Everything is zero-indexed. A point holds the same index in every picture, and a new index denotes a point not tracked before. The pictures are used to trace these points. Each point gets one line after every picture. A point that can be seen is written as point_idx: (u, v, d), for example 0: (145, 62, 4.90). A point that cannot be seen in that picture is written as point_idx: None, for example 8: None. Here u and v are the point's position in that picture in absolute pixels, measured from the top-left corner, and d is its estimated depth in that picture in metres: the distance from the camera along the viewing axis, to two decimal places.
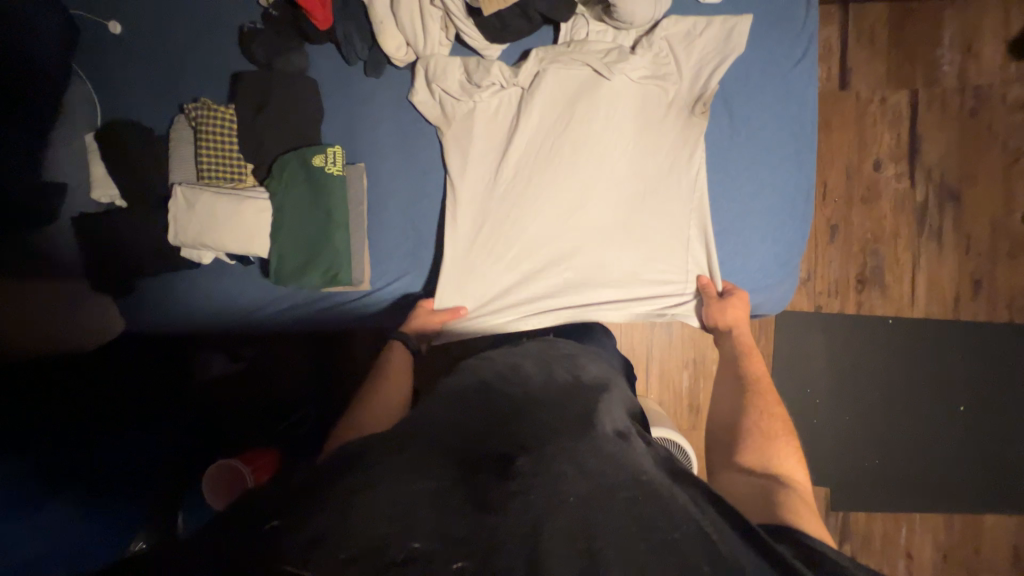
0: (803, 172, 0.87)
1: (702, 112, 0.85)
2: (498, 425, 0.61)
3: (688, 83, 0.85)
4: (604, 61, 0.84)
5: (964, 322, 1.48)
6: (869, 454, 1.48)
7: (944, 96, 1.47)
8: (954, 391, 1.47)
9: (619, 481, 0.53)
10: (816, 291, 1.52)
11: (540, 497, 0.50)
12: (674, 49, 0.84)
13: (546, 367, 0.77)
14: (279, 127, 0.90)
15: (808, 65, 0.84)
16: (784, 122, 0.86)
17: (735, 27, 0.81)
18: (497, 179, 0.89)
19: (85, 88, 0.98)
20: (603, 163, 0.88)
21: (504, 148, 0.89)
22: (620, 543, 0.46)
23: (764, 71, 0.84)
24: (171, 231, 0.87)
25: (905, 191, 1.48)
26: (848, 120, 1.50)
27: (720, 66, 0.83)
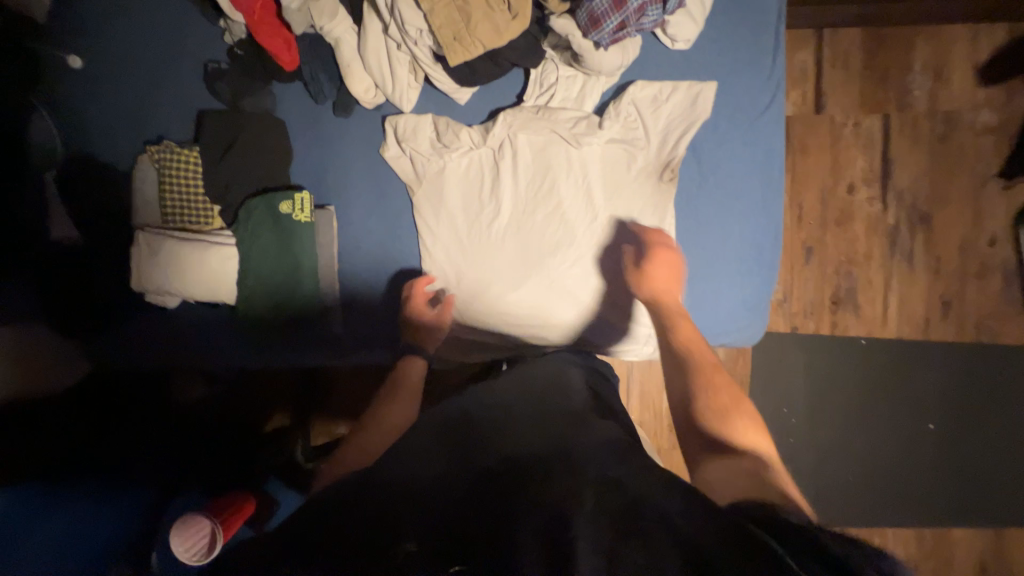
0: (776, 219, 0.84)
1: (670, 178, 0.82)
2: (480, 445, 0.60)
3: (655, 149, 0.83)
4: (572, 130, 0.83)
5: (933, 342, 1.51)
6: (843, 472, 1.52)
7: (915, 121, 1.49)
8: (924, 409, 1.51)
9: (596, 477, 0.51)
10: (792, 312, 1.55)
11: (516, 511, 0.48)
12: (642, 113, 0.82)
13: (530, 382, 0.76)
14: (249, 169, 0.90)
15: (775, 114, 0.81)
16: (759, 165, 0.82)
17: (701, 93, 0.80)
18: (470, 230, 0.88)
19: (45, 126, 0.95)
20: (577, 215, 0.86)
21: (475, 205, 0.88)
22: (596, 529, 0.44)
23: (737, 115, 0.82)
24: (133, 277, 0.86)
25: (878, 214, 1.51)
26: (823, 144, 1.52)
27: (686, 133, 0.81)
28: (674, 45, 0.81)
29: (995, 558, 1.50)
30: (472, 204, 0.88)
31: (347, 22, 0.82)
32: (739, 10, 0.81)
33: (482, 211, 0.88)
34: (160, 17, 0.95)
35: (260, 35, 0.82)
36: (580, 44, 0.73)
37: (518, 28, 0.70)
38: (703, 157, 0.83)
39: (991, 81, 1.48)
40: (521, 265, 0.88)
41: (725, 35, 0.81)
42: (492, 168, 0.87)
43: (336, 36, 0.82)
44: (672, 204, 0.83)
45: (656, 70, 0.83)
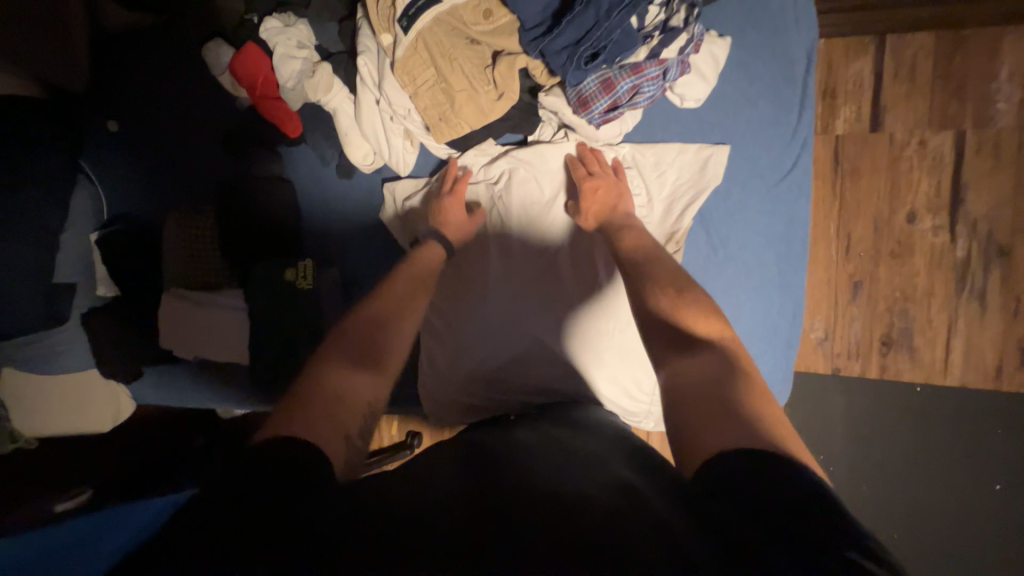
0: (795, 294, 0.76)
1: (674, 251, 0.76)
2: (496, 481, 0.54)
3: (658, 216, 0.78)
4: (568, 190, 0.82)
5: (1006, 392, 1.33)
6: (886, 527, 1.39)
7: (998, 138, 1.29)
8: (990, 468, 1.34)
9: (610, 490, 0.51)
10: (834, 352, 1.42)
11: (529, 502, 0.49)
12: (643, 177, 0.78)
13: (537, 419, 0.74)
14: (261, 233, 0.95)
15: (800, 180, 0.73)
16: (777, 235, 0.75)
17: (711, 157, 0.74)
18: (467, 283, 0.87)
19: (90, 188, 1.05)
20: (578, 262, 0.84)
21: (472, 260, 0.87)
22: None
23: (754, 180, 0.75)
24: (162, 333, 0.97)
25: (943, 245, 1.33)
26: (879, 165, 1.35)
27: (694, 201, 0.75)
28: (682, 104, 0.74)
29: None
30: (466, 268, 0.87)
31: (343, 92, 0.81)
32: (757, 66, 0.73)
33: (479, 262, 0.86)
34: (183, 85, 1.00)
35: (264, 110, 0.85)
36: (570, 119, 0.74)
37: (504, 107, 0.72)
38: (714, 226, 0.76)
39: None
40: (517, 318, 0.85)
41: (742, 93, 0.74)
42: (487, 227, 0.85)
43: (332, 107, 0.82)
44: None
45: (661, 133, 0.77)
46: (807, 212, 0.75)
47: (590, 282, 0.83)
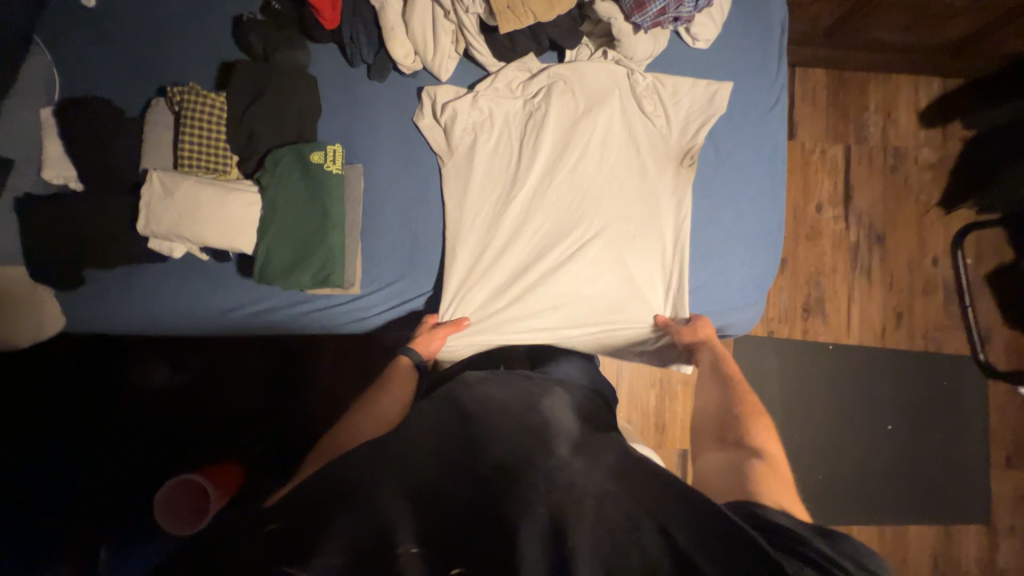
0: (779, 202, 0.94)
1: (689, 164, 0.90)
2: (472, 443, 0.63)
3: (676, 137, 0.91)
4: (599, 99, 0.90)
5: (888, 348, 1.67)
6: (814, 470, 1.61)
7: (871, 152, 1.70)
8: (883, 412, 1.65)
9: (584, 487, 0.58)
10: (768, 317, 1.66)
11: (517, 501, 0.55)
12: (663, 101, 0.90)
13: (522, 383, 0.80)
14: (278, 120, 0.87)
15: (780, 111, 0.92)
16: (766, 154, 0.93)
17: (718, 91, 0.89)
18: (498, 187, 0.92)
19: (47, 61, 0.90)
20: (599, 181, 0.91)
21: (505, 166, 0.92)
22: (591, 540, 0.52)
23: (751, 107, 0.92)
24: (141, 219, 0.80)
25: (841, 231, 1.68)
26: (795, 167, 1.68)
27: (704, 124, 0.89)
28: (694, 44, 0.91)
29: (945, 553, 1.62)
30: (499, 176, 0.92)
31: None
32: (749, 20, 0.92)
33: (513, 169, 0.92)
34: None
35: None
36: (619, 26, 0.83)
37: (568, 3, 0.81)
38: (721, 141, 0.91)
39: (930, 124, 1.71)
40: (544, 223, 0.92)
41: (738, 39, 0.92)
42: (523, 138, 0.91)
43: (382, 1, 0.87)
44: (690, 187, 0.91)
45: (678, 64, 0.92)
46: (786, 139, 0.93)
47: (607, 199, 0.92)
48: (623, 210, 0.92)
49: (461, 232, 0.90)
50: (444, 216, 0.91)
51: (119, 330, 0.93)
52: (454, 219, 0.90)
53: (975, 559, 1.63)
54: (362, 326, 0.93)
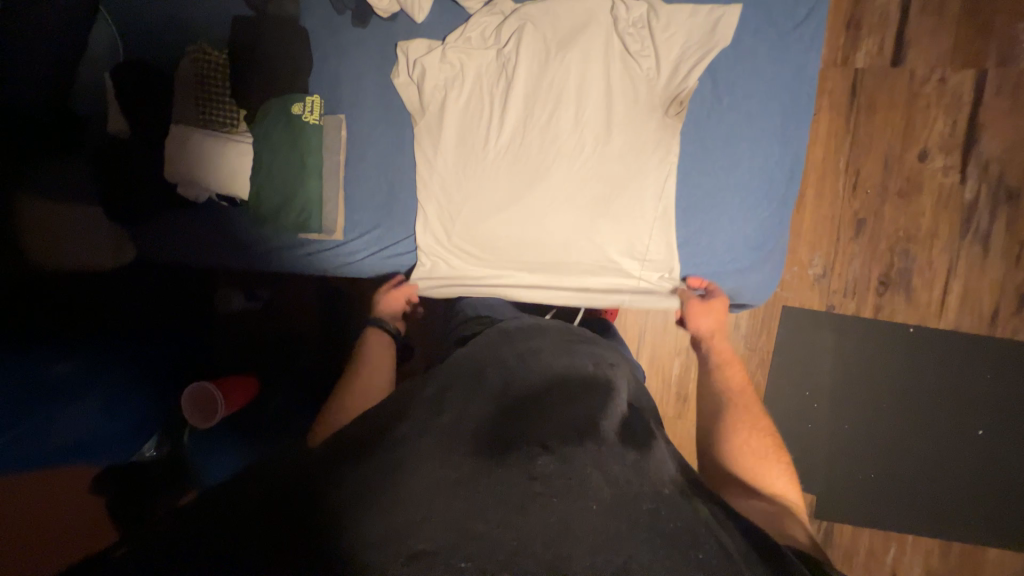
0: (791, 148, 0.82)
1: (676, 112, 0.80)
2: (517, 421, 0.62)
3: (666, 76, 0.80)
4: (570, 40, 0.82)
5: (998, 337, 1.34)
6: (864, 467, 1.40)
7: (1020, 79, 1.28)
8: (975, 412, 1.35)
9: (642, 490, 0.55)
10: (831, 289, 1.40)
11: (561, 502, 0.54)
12: (652, 33, 0.80)
13: (567, 349, 0.77)
14: (271, 73, 0.94)
15: (812, 28, 0.78)
16: (785, 86, 0.80)
17: (721, 18, 0.77)
18: (464, 148, 0.88)
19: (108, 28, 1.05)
20: (577, 138, 0.83)
21: (472, 125, 0.88)
22: (646, 556, 0.49)
23: (767, 27, 0.79)
24: (167, 167, 0.93)
25: (953, 186, 1.32)
26: (896, 101, 1.33)
27: (699, 61, 0.78)
28: None
29: None
30: (470, 136, 0.88)
31: None
32: None
33: (479, 128, 0.88)
34: None
35: None
36: None
37: None
38: (721, 73, 0.80)
39: None
40: (509, 185, 0.87)
41: None
42: (494, 91, 0.87)
43: None
44: (678, 138, 0.81)
45: None
46: (815, 63, 0.79)
47: (585, 157, 0.83)
48: (602, 169, 0.83)
49: (426, 192, 0.91)
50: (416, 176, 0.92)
51: (171, 257, 1.14)
52: (421, 178, 0.90)
53: None
54: (343, 271, 1.01)
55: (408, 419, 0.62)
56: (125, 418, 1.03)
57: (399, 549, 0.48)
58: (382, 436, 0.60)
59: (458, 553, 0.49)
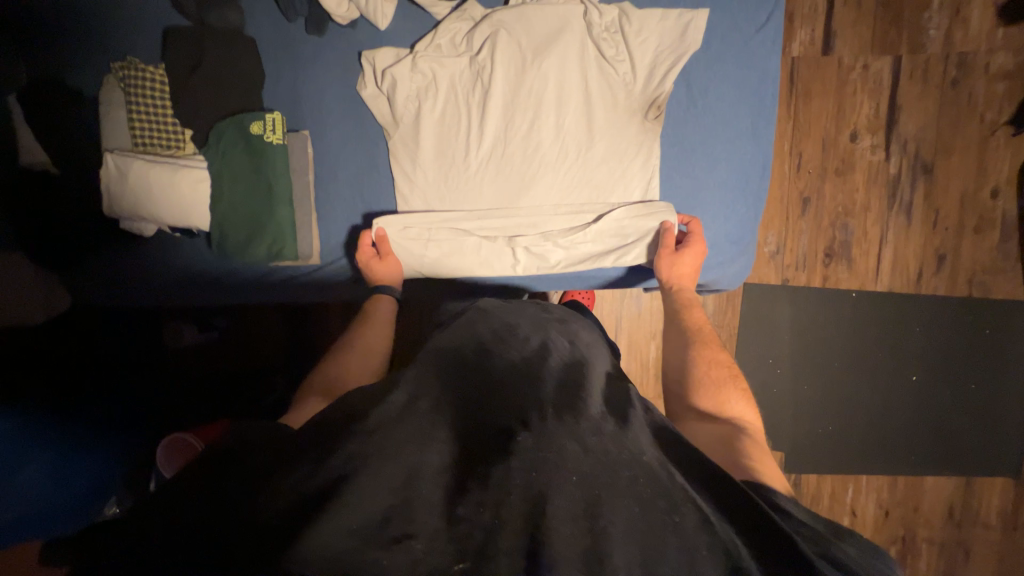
0: (759, 144, 0.93)
1: (655, 115, 0.90)
2: (492, 399, 0.57)
3: (644, 80, 0.90)
4: (541, 49, 0.89)
5: (923, 294, 1.51)
6: (823, 421, 1.55)
7: (928, 63, 1.43)
8: (909, 362, 1.53)
9: (620, 458, 0.51)
10: (784, 264, 1.52)
11: (539, 474, 0.48)
12: (626, 37, 0.88)
13: (542, 330, 0.74)
14: (217, 88, 0.85)
15: (770, 34, 0.90)
16: (751, 86, 0.92)
17: (692, 21, 0.87)
18: (448, 158, 0.92)
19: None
20: (558, 138, 0.91)
21: (452, 132, 0.91)
22: (626, 523, 0.45)
23: (734, 33, 0.90)
24: (105, 202, 0.83)
25: (879, 163, 1.47)
26: (828, 87, 1.44)
27: (675, 63, 0.88)
28: None
29: (965, 503, 1.55)
30: (449, 144, 0.92)
31: None
32: None
33: (460, 135, 0.91)
34: None
35: None
36: None
37: None
38: (694, 80, 0.91)
39: (1012, 22, 1.41)
40: (494, 187, 0.93)
41: None
42: (471, 98, 0.91)
43: None
44: (658, 140, 0.92)
45: None
46: (776, 65, 0.91)
47: (569, 155, 0.92)
48: (588, 165, 0.92)
49: (411, 200, 0.93)
50: (394, 190, 0.93)
51: (102, 293, 1.02)
52: (400, 189, 0.92)
53: (998, 512, 1.54)
54: (325, 296, 0.98)
55: (379, 406, 0.54)
56: (83, 474, 0.93)
57: (371, 546, 0.42)
58: (345, 428, 0.51)
59: (439, 551, 0.43)
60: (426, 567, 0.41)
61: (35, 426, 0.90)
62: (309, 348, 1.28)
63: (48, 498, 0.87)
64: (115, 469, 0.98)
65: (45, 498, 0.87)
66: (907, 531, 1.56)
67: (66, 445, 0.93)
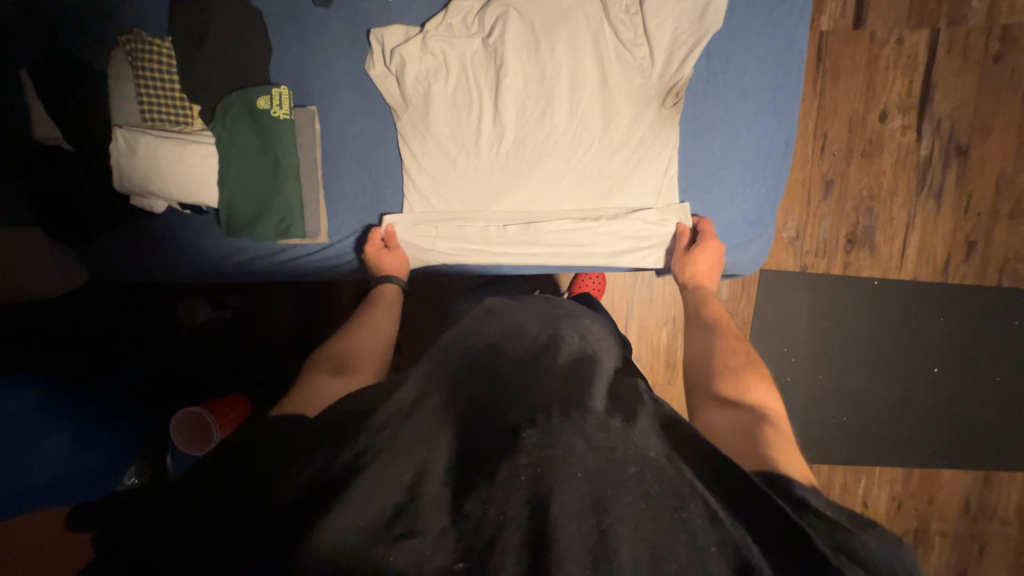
0: (782, 122, 0.89)
1: (673, 103, 0.87)
2: (499, 397, 0.56)
3: (662, 66, 0.87)
4: (555, 29, 0.86)
5: (949, 283, 1.45)
6: (837, 412, 1.51)
7: (968, 37, 1.34)
8: (930, 353, 1.48)
9: (628, 455, 0.49)
10: (803, 250, 1.47)
11: (545, 472, 0.47)
12: (644, 18, 0.85)
13: (552, 326, 0.73)
14: (223, 62, 0.84)
15: (798, 3, 0.85)
16: (777, 59, 0.87)
17: (712, 1, 0.83)
18: (457, 142, 0.90)
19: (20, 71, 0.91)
20: (571, 123, 0.89)
21: (462, 116, 0.90)
22: (634, 521, 0.44)
23: (759, 1, 0.85)
24: (116, 177, 0.83)
25: (909, 144, 1.40)
26: (859, 62, 1.37)
27: (694, 47, 0.84)
28: None
29: (983, 498, 1.51)
30: (459, 128, 0.90)
31: None
32: None
33: (470, 119, 0.90)
34: None
35: None
36: None
37: None
38: (715, 52, 0.87)
39: None
40: (505, 173, 0.91)
41: None
42: (482, 82, 0.89)
43: None
44: (677, 129, 0.89)
45: None
46: (803, 36, 0.86)
47: (582, 140, 0.89)
48: (601, 150, 0.90)
49: (419, 185, 0.91)
50: (403, 174, 0.91)
51: (119, 275, 1.04)
52: (409, 174, 0.91)
53: (1017, 507, 1.51)
54: (334, 275, 0.97)
55: (388, 402, 0.53)
56: (99, 450, 0.94)
57: (376, 543, 0.42)
58: (355, 424, 0.51)
59: (446, 545, 0.43)
60: (431, 566, 0.41)
61: (54, 400, 0.91)
62: (320, 329, 1.30)
63: (68, 471, 0.90)
64: (131, 443, 1.00)
65: (65, 472, 0.89)
66: (919, 524, 1.53)
67: (85, 418, 0.94)
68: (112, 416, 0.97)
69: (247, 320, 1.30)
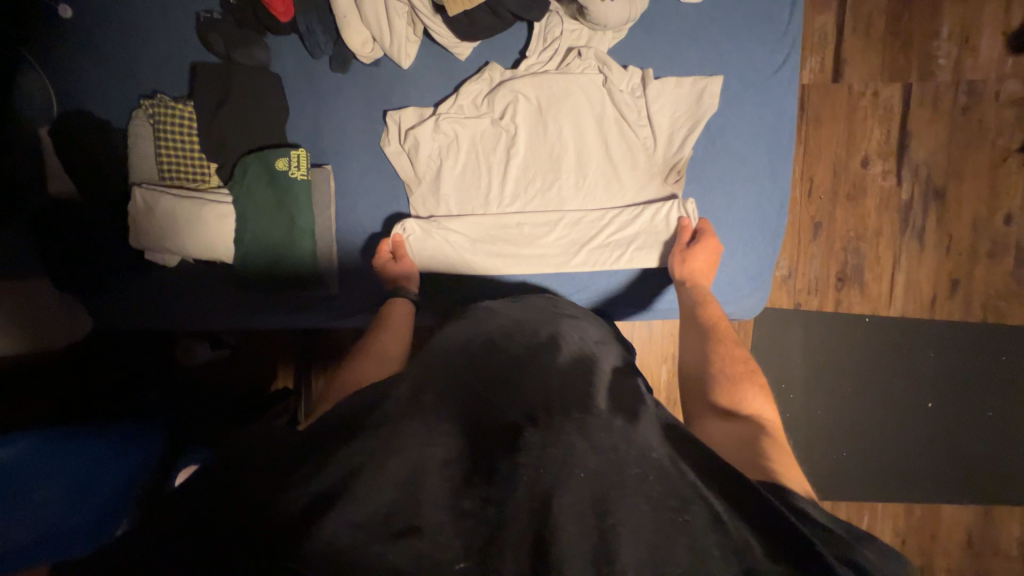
0: (777, 182, 0.94)
1: (675, 179, 0.93)
2: (502, 396, 0.56)
3: (664, 148, 0.93)
4: (556, 98, 0.91)
5: (937, 318, 1.50)
6: (837, 447, 1.53)
7: (938, 91, 1.44)
8: (924, 389, 1.52)
9: (630, 454, 0.50)
10: (796, 288, 1.52)
11: (546, 473, 0.47)
12: (646, 93, 0.91)
13: (552, 323, 0.72)
14: (243, 123, 0.87)
15: (786, 73, 0.92)
16: (768, 123, 0.93)
17: (707, 88, 0.90)
18: (466, 205, 0.94)
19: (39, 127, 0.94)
20: (574, 183, 0.93)
21: (472, 185, 0.93)
22: (636, 523, 0.45)
23: (750, 73, 0.92)
24: (132, 234, 0.85)
25: (891, 188, 1.47)
26: (839, 113, 1.45)
27: (693, 128, 0.91)
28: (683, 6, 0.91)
29: (985, 532, 1.52)
30: (469, 199, 0.94)
31: None
32: None
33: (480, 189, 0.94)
34: None
35: None
36: None
37: None
38: (711, 118, 0.93)
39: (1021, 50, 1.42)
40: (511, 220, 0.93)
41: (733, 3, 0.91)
42: (492, 157, 0.93)
43: None
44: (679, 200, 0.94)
45: (660, 28, 0.92)
46: (791, 103, 0.93)
47: (583, 191, 0.93)
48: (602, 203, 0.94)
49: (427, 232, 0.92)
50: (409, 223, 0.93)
51: (113, 321, 1.02)
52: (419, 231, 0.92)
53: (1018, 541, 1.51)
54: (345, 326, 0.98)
55: (384, 405, 0.53)
56: (99, 502, 0.87)
57: (378, 540, 0.42)
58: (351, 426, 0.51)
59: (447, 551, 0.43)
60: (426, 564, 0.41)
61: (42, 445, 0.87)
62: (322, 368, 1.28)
63: (59, 528, 0.83)
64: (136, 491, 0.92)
65: (54, 527, 0.82)
66: (924, 559, 1.53)
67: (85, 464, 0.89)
68: (105, 450, 0.92)
69: (245, 358, 1.25)
